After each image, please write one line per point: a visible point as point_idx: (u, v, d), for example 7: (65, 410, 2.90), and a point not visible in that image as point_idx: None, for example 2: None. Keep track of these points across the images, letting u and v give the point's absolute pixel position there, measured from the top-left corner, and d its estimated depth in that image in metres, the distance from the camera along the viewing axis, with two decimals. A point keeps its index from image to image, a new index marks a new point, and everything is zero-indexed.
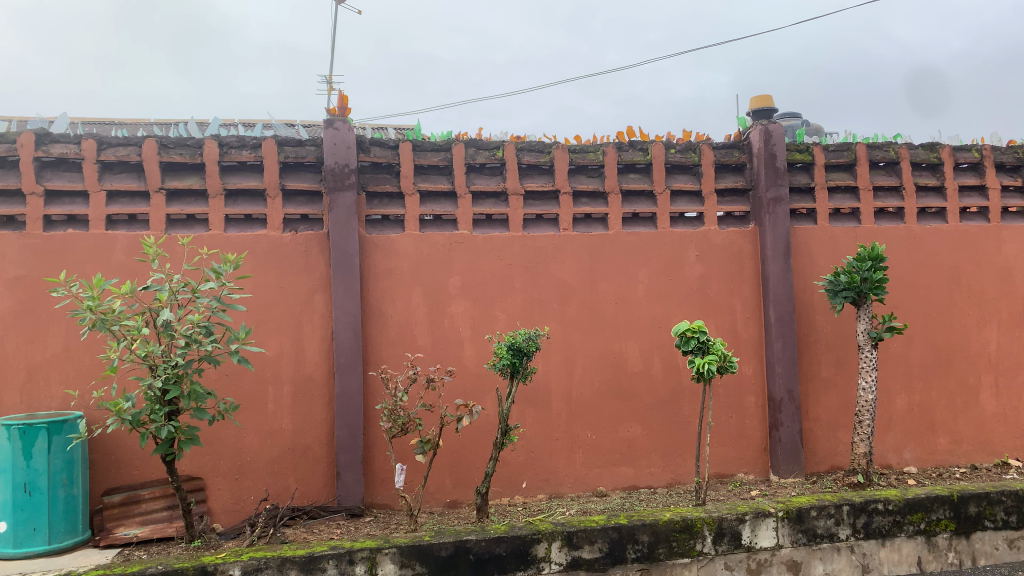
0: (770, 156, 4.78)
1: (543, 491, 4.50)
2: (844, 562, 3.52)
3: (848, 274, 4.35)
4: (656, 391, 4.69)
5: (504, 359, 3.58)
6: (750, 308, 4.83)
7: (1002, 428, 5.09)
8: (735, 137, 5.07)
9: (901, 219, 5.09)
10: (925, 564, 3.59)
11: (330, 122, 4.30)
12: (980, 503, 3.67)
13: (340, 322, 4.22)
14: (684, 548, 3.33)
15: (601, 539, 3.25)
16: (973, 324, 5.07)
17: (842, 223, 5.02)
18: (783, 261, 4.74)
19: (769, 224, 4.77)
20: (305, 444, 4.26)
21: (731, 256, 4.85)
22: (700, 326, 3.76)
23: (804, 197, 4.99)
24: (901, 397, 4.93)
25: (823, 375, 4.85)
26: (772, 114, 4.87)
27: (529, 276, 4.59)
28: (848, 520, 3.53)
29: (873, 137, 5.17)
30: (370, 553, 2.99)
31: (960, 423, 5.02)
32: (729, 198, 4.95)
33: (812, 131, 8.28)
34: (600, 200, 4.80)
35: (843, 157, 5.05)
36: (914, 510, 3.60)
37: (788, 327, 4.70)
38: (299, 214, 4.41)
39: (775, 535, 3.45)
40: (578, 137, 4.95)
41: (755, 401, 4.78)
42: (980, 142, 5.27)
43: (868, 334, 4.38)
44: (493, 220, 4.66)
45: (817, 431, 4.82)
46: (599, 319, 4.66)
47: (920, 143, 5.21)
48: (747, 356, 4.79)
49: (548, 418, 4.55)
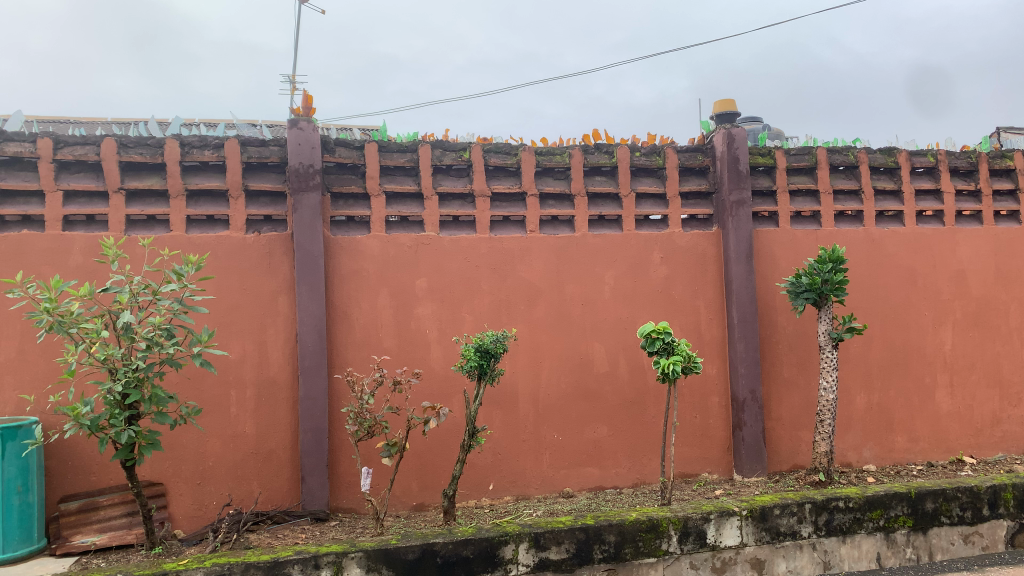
0: (733, 160, 4.84)
1: (509, 492, 4.50)
2: (806, 558, 3.58)
3: (809, 275, 4.42)
4: (622, 391, 4.72)
5: (472, 361, 3.58)
6: (713, 310, 4.88)
7: (958, 426, 5.21)
8: (698, 141, 5.12)
9: (860, 222, 5.19)
10: (884, 560, 3.67)
11: (294, 123, 4.25)
12: (936, 499, 3.76)
13: (304, 324, 4.18)
14: (650, 548, 3.37)
15: (568, 540, 3.26)
16: (929, 325, 5.18)
17: (803, 226, 5.09)
18: (746, 263, 4.80)
19: (731, 227, 4.82)
20: (268, 448, 4.20)
21: (696, 258, 4.90)
22: (664, 327, 3.81)
23: (766, 200, 5.06)
24: (861, 397, 5.03)
25: (785, 376, 4.93)
26: (735, 118, 4.93)
27: (496, 277, 4.59)
28: (810, 518, 3.60)
29: (833, 141, 5.26)
30: (336, 557, 2.97)
31: (917, 421, 5.13)
32: (693, 202, 5.00)
33: (774, 134, 8.39)
34: (567, 202, 4.82)
35: (804, 161, 5.13)
36: (873, 507, 3.68)
37: (750, 328, 4.76)
38: (262, 215, 4.35)
39: (739, 533, 3.50)
40: (544, 139, 4.96)
41: (719, 401, 4.84)
42: (935, 147, 5.40)
43: (829, 335, 4.45)
44: (460, 222, 4.65)
45: (779, 431, 4.90)
46: (566, 321, 4.68)
47: (878, 148, 5.32)
48: (711, 356, 4.85)
49: (514, 419, 4.56)
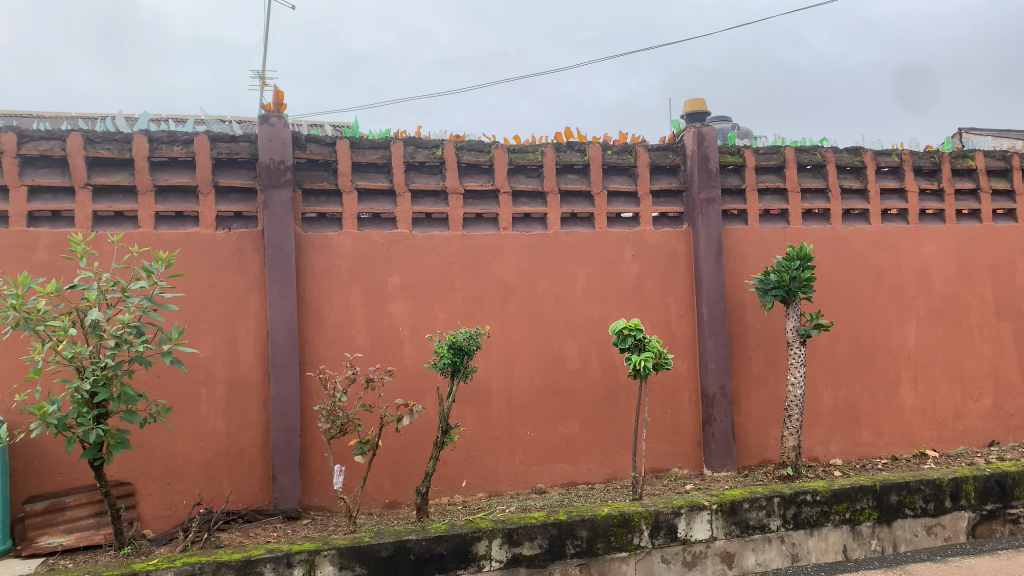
0: (703, 158, 4.89)
1: (482, 489, 4.51)
2: (775, 552, 3.65)
3: (777, 272, 4.49)
4: (594, 388, 4.76)
5: (445, 358, 3.59)
6: (684, 307, 4.94)
7: (921, 420, 5.32)
8: (669, 140, 5.17)
9: (827, 221, 5.28)
10: (849, 551, 3.76)
11: (265, 118, 4.22)
12: (900, 492, 3.85)
13: (275, 322, 4.15)
14: (622, 542, 3.41)
15: (541, 536, 3.29)
16: (894, 321, 5.29)
17: (772, 224, 5.16)
18: (716, 261, 4.86)
19: (702, 224, 4.88)
20: (239, 447, 4.17)
21: (666, 256, 4.95)
22: (636, 324, 3.86)
23: (735, 199, 5.12)
24: (828, 392, 5.12)
25: (754, 372, 5.00)
26: (705, 117, 4.99)
27: (468, 274, 4.60)
28: (778, 512, 3.67)
29: (801, 140, 5.34)
30: (309, 555, 2.96)
31: (882, 416, 5.23)
32: (664, 200, 5.05)
33: (743, 133, 8.51)
34: (539, 199, 4.84)
35: (773, 160, 5.20)
36: (839, 500, 3.76)
37: (720, 325, 4.82)
38: (232, 212, 4.31)
39: (709, 527, 3.56)
40: (517, 137, 4.97)
41: (689, 397, 4.90)
42: (900, 147, 5.51)
43: (796, 331, 4.51)
44: (433, 219, 4.63)
45: (748, 426, 4.96)
46: (538, 318, 4.70)
47: (844, 147, 5.41)
48: (681, 353, 4.90)
49: (487, 416, 4.57)
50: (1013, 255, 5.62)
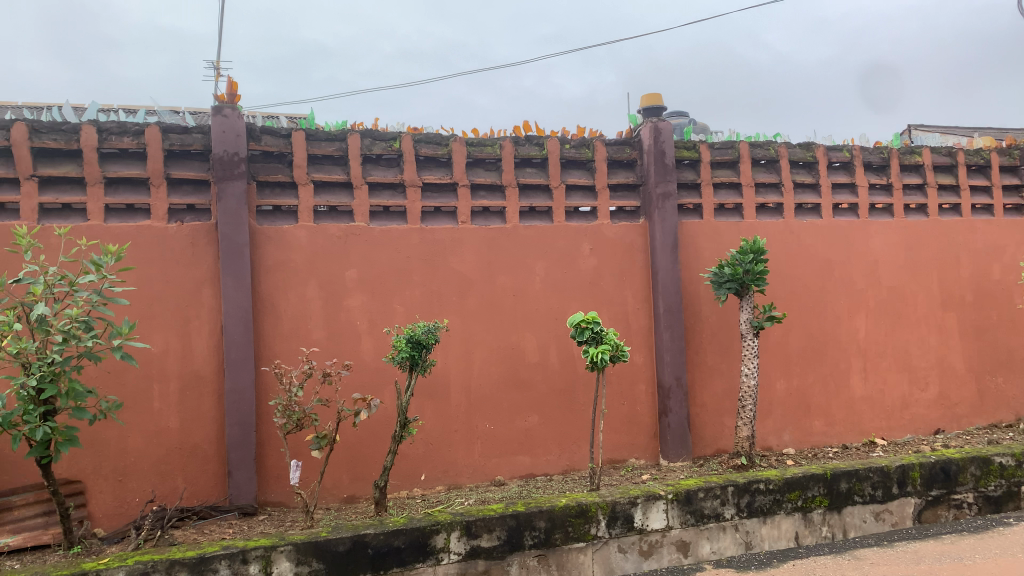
0: (659, 153, 4.94)
1: (440, 482, 4.51)
2: (729, 540, 3.73)
3: (731, 266, 4.56)
4: (553, 380, 4.78)
5: (403, 352, 3.58)
6: (641, 300, 4.99)
7: (870, 409, 5.46)
8: (626, 134, 5.21)
9: (780, 215, 5.38)
10: (801, 538, 3.85)
11: (218, 110, 4.15)
12: (849, 480, 3.96)
13: (230, 316, 4.09)
14: (579, 533, 3.45)
15: (499, 528, 3.30)
16: (844, 313, 5.41)
17: (726, 218, 5.24)
18: (671, 255, 4.92)
19: (658, 219, 4.93)
20: (193, 443, 4.11)
21: (623, 249, 4.99)
22: (594, 317, 3.89)
23: (691, 193, 5.18)
24: (781, 382, 5.22)
25: (709, 363, 5.07)
26: (661, 113, 5.04)
27: (427, 268, 4.58)
28: (732, 500, 3.75)
29: (755, 136, 5.43)
30: (265, 551, 2.93)
31: (832, 405, 5.35)
32: (621, 194, 5.08)
33: (700, 128, 8.61)
34: (498, 193, 4.84)
35: (727, 155, 5.27)
36: (791, 488, 3.85)
37: (676, 317, 4.89)
38: (185, 205, 4.23)
39: (665, 516, 3.62)
40: (475, 130, 4.96)
41: (646, 388, 4.95)
42: (850, 142, 5.63)
43: (749, 324, 4.60)
44: (390, 212, 4.61)
45: (704, 416, 5.04)
46: (497, 311, 4.70)
47: (797, 142, 5.51)
48: (638, 345, 4.95)
49: (445, 409, 4.56)
50: (958, 248, 5.78)
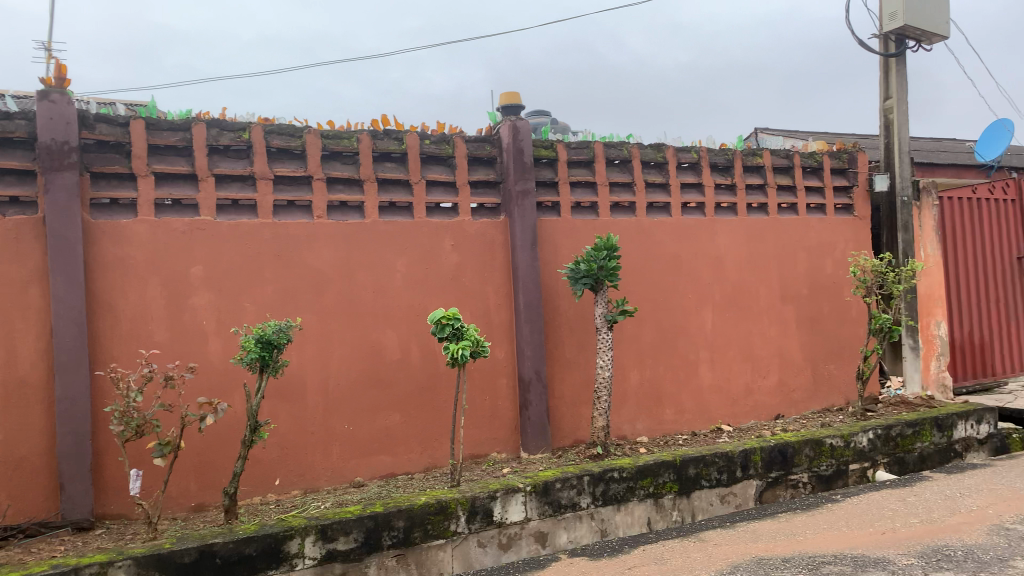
0: (518, 150, 5.01)
1: (296, 486, 4.39)
2: (585, 528, 3.88)
3: (587, 262, 4.68)
4: (413, 378, 4.74)
5: (253, 353, 3.46)
6: (501, 295, 5.04)
7: (717, 397, 5.76)
8: (485, 131, 5.24)
9: (633, 213, 5.57)
10: (653, 523, 4.07)
11: (44, 94, 3.83)
12: (697, 465, 4.23)
13: (60, 317, 3.80)
14: (438, 530, 3.50)
15: (356, 530, 3.30)
16: (693, 307, 5.68)
17: (583, 216, 5.37)
18: (531, 251, 4.99)
19: (518, 215, 4.99)
20: (18, 456, 3.79)
21: (483, 245, 5.01)
22: (453, 314, 3.91)
23: (549, 190, 5.27)
24: (634, 373, 5.42)
25: (566, 356, 5.19)
26: (520, 111, 5.11)
27: (280, 264, 4.44)
28: (588, 490, 3.90)
29: (609, 136, 5.59)
30: (99, 568, 2.79)
31: (682, 394, 5.61)
32: (481, 190, 5.10)
33: (560, 127, 8.80)
34: (355, 187, 4.74)
35: (583, 155, 5.41)
36: (644, 475, 4.06)
37: (536, 312, 4.97)
38: (6, 196, 3.88)
39: (523, 509, 3.71)
40: (331, 123, 4.84)
41: (506, 383, 5.01)
42: (698, 144, 5.91)
43: (604, 318, 4.74)
44: (240, 206, 4.42)
45: (562, 408, 5.15)
46: (354, 308, 4.62)
47: (649, 143, 5.72)
48: (498, 341, 4.99)
49: (301, 411, 4.44)
50: (794, 245, 6.20)
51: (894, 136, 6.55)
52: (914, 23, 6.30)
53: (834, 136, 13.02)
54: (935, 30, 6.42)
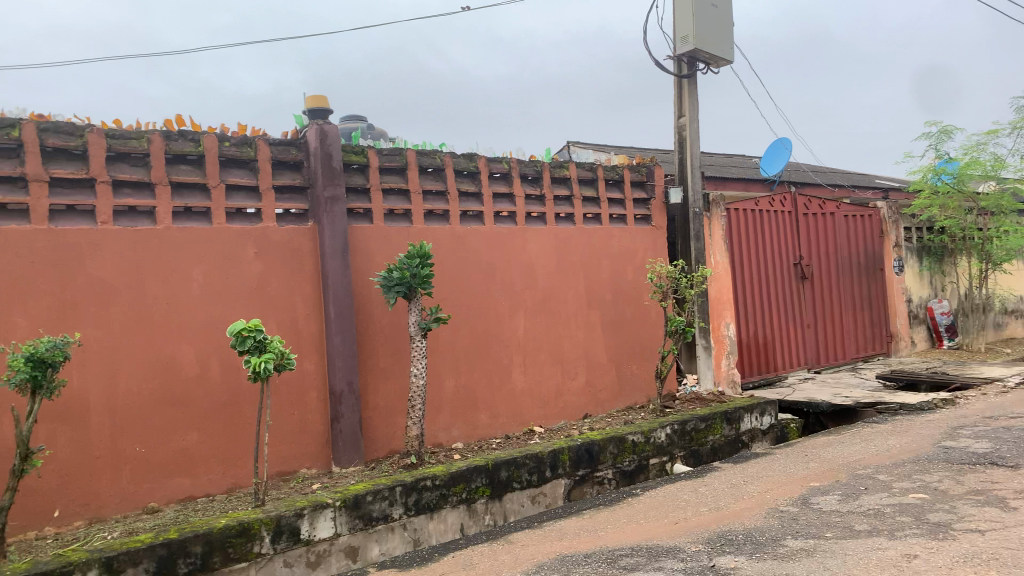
0: (326, 156, 4.91)
1: (80, 516, 4.02)
2: (397, 539, 3.90)
3: (399, 269, 4.63)
4: (214, 394, 4.50)
5: (22, 373, 3.14)
6: (309, 305, 4.89)
7: (530, 400, 5.92)
8: (292, 135, 5.07)
9: (446, 221, 5.61)
10: (465, 528, 4.17)
11: None
12: (508, 468, 4.41)
13: None
14: (240, 553, 3.35)
15: (146, 559, 3.11)
16: (505, 313, 5.81)
17: (396, 223, 5.33)
18: (342, 259, 4.89)
19: (327, 222, 4.87)
20: None
21: (290, 254, 4.84)
22: (256, 325, 3.80)
23: (360, 197, 5.19)
24: (449, 381, 5.45)
25: (379, 366, 5.13)
26: (328, 115, 5.00)
27: (58, 275, 4.05)
28: (400, 500, 3.92)
29: (421, 144, 5.58)
30: None
31: (496, 399, 5.71)
32: (288, 196, 4.92)
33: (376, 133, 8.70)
34: (146, 191, 4.42)
35: (395, 162, 5.36)
36: (456, 482, 4.15)
37: (347, 321, 4.87)
38: None
39: (333, 524, 3.66)
40: (118, 121, 4.48)
41: (316, 395, 4.86)
42: (508, 154, 6.05)
43: (417, 326, 4.73)
44: (7, 210, 3.99)
45: (375, 419, 5.08)
46: (146, 322, 4.31)
47: (461, 152, 5.78)
48: (307, 352, 4.84)
49: (84, 434, 4.08)
50: (600, 253, 6.51)
51: (688, 152, 7.05)
52: (703, 47, 6.83)
53: (639, 150, 13.83)
54: (720, 54, 7.01)
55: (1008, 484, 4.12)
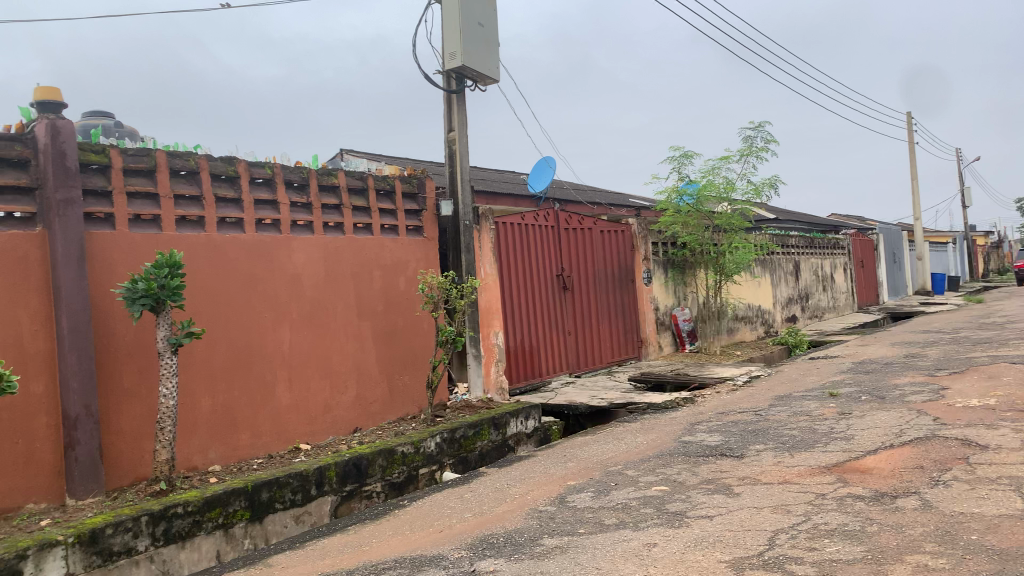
0: (58, 154, 4.44)
1: None
2: (143, 573, 3.69)
3: (146, 280, 4.28)
4: None
5: None
6: (38, 319, 4.36)
7: (296, 417, 5.71)
8: (16, 129, 4.52)
9: (202, 228, 5.28)
10: (222, 555, 4.04)
11: None
12: (269, 489, 4.34)
13: None
14: None
15: None
16: (268, 326, 5.57)
17: (142, 230, 4.93)
18: (76, 268, 4.44)
19: (58, 229, 4.41)
20: None
21: (13, 263, 4.30)
22: None
23: (100, 201, 4.74)
24: (205, 400, 5.12)
25: (124, 387, 4.70)
26: (60, 110, 4.54)
27: None
28: (146, 531, 3.72)
29: (173, 145, 5.19)
30: None
31: (259, 417, 5.45)
32: (11, 197, 4.36)
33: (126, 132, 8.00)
34: None
35: (142, 163, 4.96)
36: (211, 507, 4.02)
37: (83, 338, 4.43)
38: None
39: (65, 564, 3.39)
40: None
41: (47, 421, 4.34)
42: (272, 160, 5.81)
43: (167, 341, 4.40)
44: None
45: (119, 444, 4.65)
46: None
47: (218, 156, 5.47)
48: (35, 373, 4.31)
49: None
50: (370, 264, 6.45)
51: (456, 165, 7.21)
52: (471, 64, 7.06)
53: (411, 162, 13.94)
54: (487, 73, 7.28)
55: (733, 472, 4.63)
